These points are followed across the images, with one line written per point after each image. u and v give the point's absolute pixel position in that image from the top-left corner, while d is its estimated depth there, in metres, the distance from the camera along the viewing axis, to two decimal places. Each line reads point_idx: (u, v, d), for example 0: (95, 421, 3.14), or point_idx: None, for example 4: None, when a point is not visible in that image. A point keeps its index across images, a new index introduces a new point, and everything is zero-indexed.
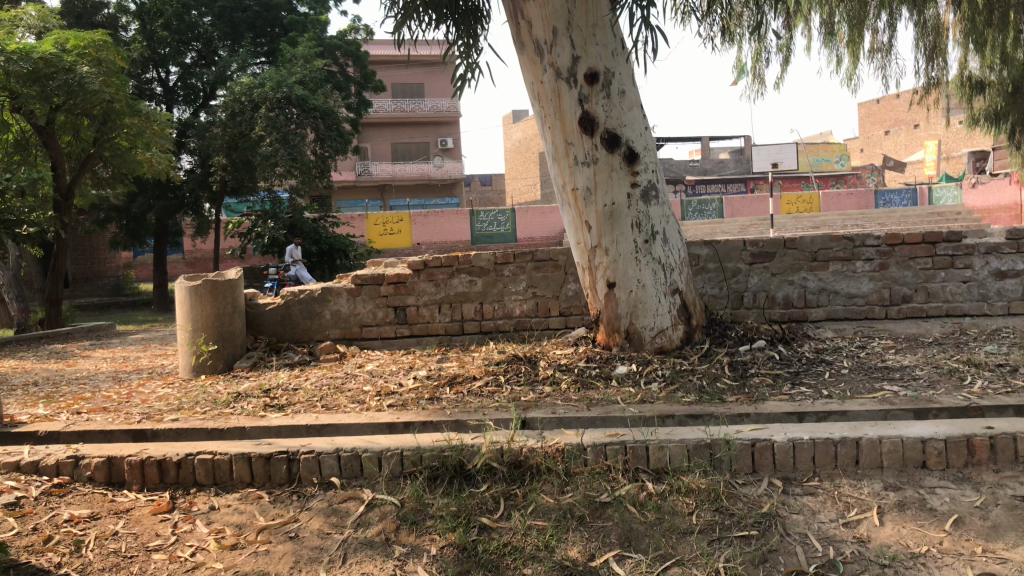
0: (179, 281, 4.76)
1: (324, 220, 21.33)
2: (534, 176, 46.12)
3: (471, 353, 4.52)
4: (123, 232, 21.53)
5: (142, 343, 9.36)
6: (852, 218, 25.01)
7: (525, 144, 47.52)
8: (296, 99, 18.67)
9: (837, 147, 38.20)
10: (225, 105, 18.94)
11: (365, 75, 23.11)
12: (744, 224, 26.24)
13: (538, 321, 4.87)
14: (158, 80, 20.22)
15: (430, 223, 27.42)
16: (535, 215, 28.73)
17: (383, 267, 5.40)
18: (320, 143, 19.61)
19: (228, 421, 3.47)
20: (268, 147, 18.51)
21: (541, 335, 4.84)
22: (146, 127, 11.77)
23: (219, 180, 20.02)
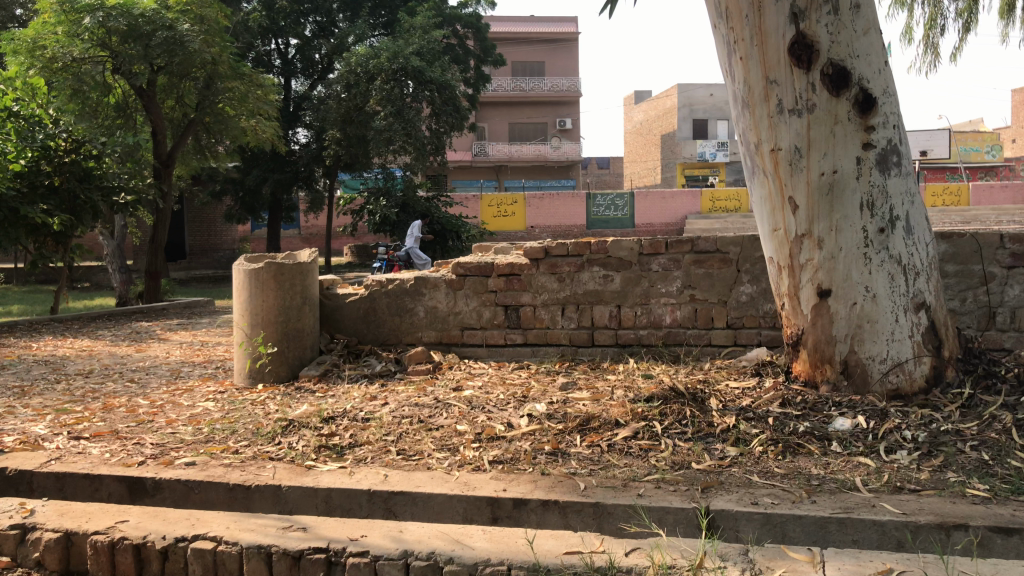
0: (239, 263, 3.76)
1: (437, 198, 20.55)
2: (654, 159, 44.40)
3: (604, 377, 3.33)
4: (238, 205, 21.28)
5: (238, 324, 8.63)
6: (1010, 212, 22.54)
7: (647, 126, 45.76)
8: (412, 71, 17.83)
9: (989, 136, 33.50)
10: (341, 76, 18.23)
11: (484, 48, 22.09)
12: None
13: (695, 335, 3.63)
14: (277, 50, 19.77)
15: (545, 206, 26.60)
16: (655, 200, 27.51)
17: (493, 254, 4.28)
18: (436, 118, 18.83)
19: (260, 472, 2.39)
20: (383, 121, 17.84)
21: (699, 354, 3.59)
22: (250, 91, 10.99)
23: (332, 155, 19.12)
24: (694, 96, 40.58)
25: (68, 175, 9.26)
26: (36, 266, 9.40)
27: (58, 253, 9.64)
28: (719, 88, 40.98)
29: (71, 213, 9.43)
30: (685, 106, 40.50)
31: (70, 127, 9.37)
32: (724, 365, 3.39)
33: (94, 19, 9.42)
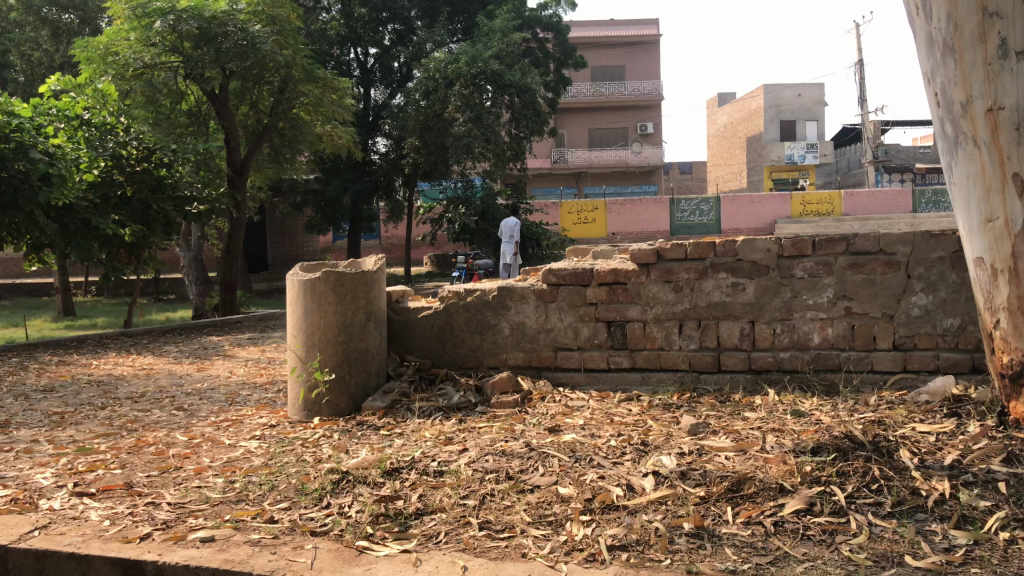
0: (292, 274, 3.16)
1: (518, 206, 20.03)
2: (739, 162, 43.04)
3: (743, 417, 2.62)
4: (318, 216, 21.04)
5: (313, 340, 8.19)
6: None
7: (732, 129, 44.41)
8: (491, 74, 17.32)
9: None
10: (419, 84, 17.71)
11: (565, 50, 21.40)
12: None
13: (853, 358, 2.87)
14: (355, 59, 19.50)
15: (625, 212, 25.92)
16: (742, 204, 26.59)
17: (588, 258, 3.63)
18: (516, 123, 18.36)
19: (298, 556, 1.76)
20: (461, 128, 17.39)
21: (860, 382, 2.84)
22: (324, 95, 10.56)
23: (411, 164, 18.79)
24: (781, 97, 39.07)
25: (139, 185, 8.98)
26: (108, 278, 8.99)
27: (131, 264, 9.36)
28: (808, 87, 39.29)
29: (143, 224, 9.13)
30: (772, 107, 39.03)
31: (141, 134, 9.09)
32: (897, 399, 2.63)
33: (164, 22, 9.09)
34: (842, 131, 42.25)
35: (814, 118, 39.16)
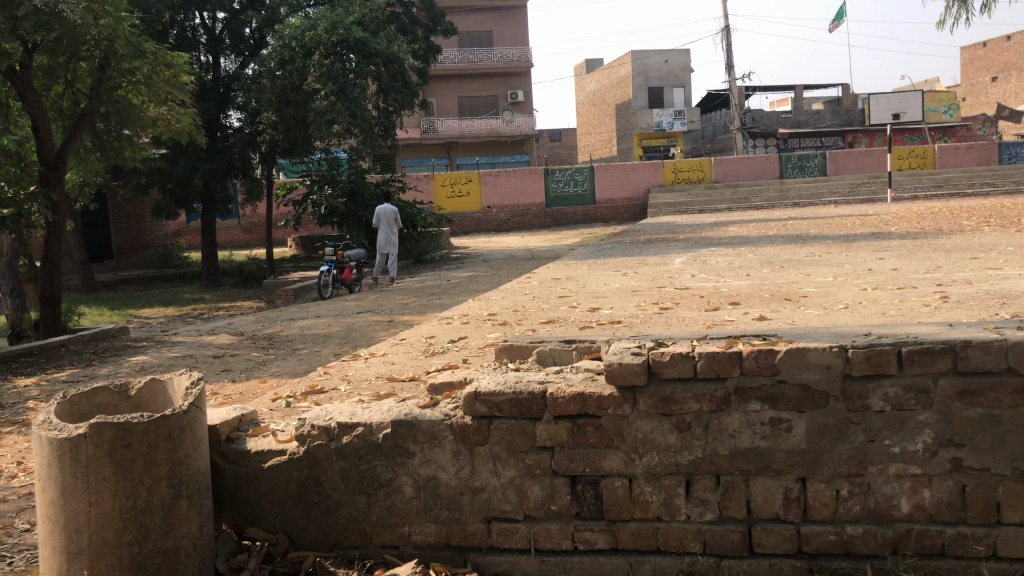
0: (47, 430, 2.56)
1: (390, 184, 18.83)
2: (609, 129, 42.78)
3: None
4: (166, 199, 18.93)
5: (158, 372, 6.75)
6: None
7: (600, 95, 43.99)
8: (355, 43, 15.87)
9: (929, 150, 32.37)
10: (272, 51, 16.08)
11: (434, 16, 20.09)
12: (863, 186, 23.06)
13: (955, 525, 2.57)
14: (201, 24, 17.56)
15: (499, 184, 29.70)
16: (616, 174, 30.47)
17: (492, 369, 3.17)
18: (383, 95, 16.88)
19: None
20: (323, 101, 15.83)
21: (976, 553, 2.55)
22: (155, 72, 8.93)
23: (268, 141, 17.17)
24: (649, 62, 39.13)
25: None
26: None
27: None
28: (675, 54, 39.57)
29: None
30: (641, 74, 39.03)
31: None
32: None
33: None
34: (707, 96, 42.54)
35: (681, 85, 39.59)
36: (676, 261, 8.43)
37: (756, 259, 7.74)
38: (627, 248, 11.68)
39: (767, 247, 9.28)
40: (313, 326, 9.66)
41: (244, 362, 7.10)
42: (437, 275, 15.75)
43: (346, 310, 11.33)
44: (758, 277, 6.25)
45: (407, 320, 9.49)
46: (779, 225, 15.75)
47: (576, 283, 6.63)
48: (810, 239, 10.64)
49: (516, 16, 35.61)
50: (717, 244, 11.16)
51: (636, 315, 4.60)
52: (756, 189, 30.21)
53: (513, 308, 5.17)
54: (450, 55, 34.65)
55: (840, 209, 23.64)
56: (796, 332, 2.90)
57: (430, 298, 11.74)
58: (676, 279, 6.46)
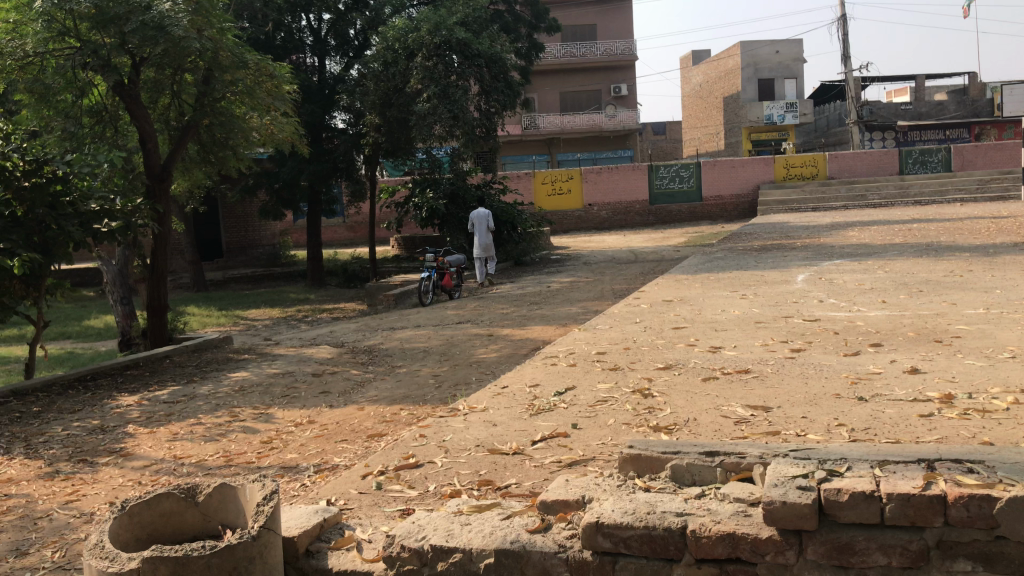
0: (97, 562, 2.45)
1: (491, 186, 18.64)
2: (715, 123, 41.59)
3: None
4: (273, 200, 19.20)
5: (257, 392, 6.62)
6: None
7: (706, 88, 42.82)
8: (457, 44, 15.72)
9: None
10: (375, 53, 16.25)
11: (537, 13, 19.78)
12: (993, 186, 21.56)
13: None
14: (307, 26, 17.75)
15: (601, 181, 29.17)
16: (723, 170, 29.35)
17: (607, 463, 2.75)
18: (485, 96, 16.58)
19: None
20: (425, 104, 15.72)
21: None
22: (257, 83, 8.93)
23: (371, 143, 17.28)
24: (759, 54, 37.84)
25: (31, 204, 7.05)
26: None
27: (27, 297, 7.50)
28: (786, 44, 38.03)
29: (39, 251, 7.20)
30: (750, 65, 37.71)
31: (26, 143, 7.26)
32: None
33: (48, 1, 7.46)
34: (820, 88, 40.82)
35: (792, 76, 37.97)
36: (796, 278, 7.82)
37: (887, 280, 7.08)
38: (740, 257, 11.07)
39: (896, 262, 8.56)
40: (412, 339, 9.44)
41: (344, 382, 6.90)
42: (539, 279, 15.43)
43: (446, 319, 11.10)
44: (895, 307, 5.63)
45: (508, 334, 9.17)
46: (903, 230, 14.77)
47: (689, 307, 6.16)
48: (943, 251, 9.82)
49: (621, 9, 34.95)
50: (837, 254, 10.45)
51: (762, 359, 4.10)
52: (873, 186, 28.72)
53: (623, 342, 4.75)
54: (553, 50, 34.30)
55: (966, 209, 22.16)
56: (996, 457, 2.41)
57: (531, 307, 11.41)
58: (801, 306, 5.90)
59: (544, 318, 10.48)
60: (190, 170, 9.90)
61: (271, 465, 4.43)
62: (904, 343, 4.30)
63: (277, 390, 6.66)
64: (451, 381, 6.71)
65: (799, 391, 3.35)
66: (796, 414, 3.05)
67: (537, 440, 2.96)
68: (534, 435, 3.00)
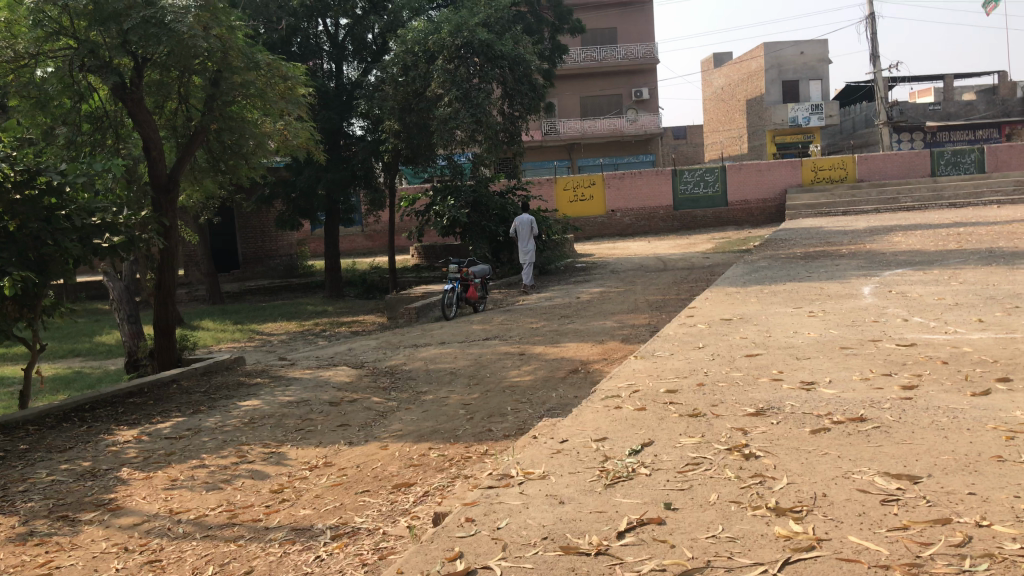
0: None
1: (513, 193, 18.04)
2: (739, 126, 40.81)
3: None
4: (289, 209, 18.63)
5: (269, 425, 5.95)
6: None
7: (729, 91, 42.05)
8: (479, 45, 15.09)
9: None
10: (395, 58, 15.77)
11: (560, 14, 19.20)
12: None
13: None
14: (324, 31, 17.28)
15: (625, 187, 28.48)
16: (749, 174, 28.55)
17: (727, 557, 2.00)
18: (508, 99, 15.92)
19: None
20: (446, 108, 15.16)
21: None
22: (269, 85, 8.31)
23: (391, 149, 16.81)
24: (783, 55, 37.04)
25: (26, 219, 6.40)
26: None
27: (22, 319, 6.83)
28: (810, 45, 37.19)
29: (34, 270, 6.54)
30: (774, 67, 36.90)
31: (19, 151, 6.62)
32: None
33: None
34: (846, 89, 39.92)
35: (817, 77, 37.09)
36: (860, 291, 7.09)
37: (968, 293, 6.34)
38: (786, 266, 10.34)
39: (965, 272, 7.82)
40: (436, 360, 8.75)
41: (366, 413, 6.24)
42: (566, 290, 14.76)
43: (472, 336, 10.42)
44: (997, 327, 4.88)
45: (541, 353, 8.48)
46: (951, 234, 13.99)
47: (753, 328, 5.44)
48: (1010, 258, 9.06)
49: (642, 12, 34.32)
50: (892, 262, 9.72)
51: (872, 400, 3.37)
52: (905, 188, 27.85)
53: (692, 376, 4.04)
54: (573, 54, 33.71)
55: (1007, 212, 21.32)
56: None
57: (563, 321, 10.72)
58: (883, 327, 5.17)
59: (576, 334, 9.77)
60: (199, 180, 9.31)
61: (282, 527, 3.74)
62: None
63: (291, 422, 5.99)
64: (483, 410, 6.02)
65: (942, 451, 2.65)
66: (957, 483, 2.37)
67: (622, 530, 2.19)
68: (618, 522, 2.25)
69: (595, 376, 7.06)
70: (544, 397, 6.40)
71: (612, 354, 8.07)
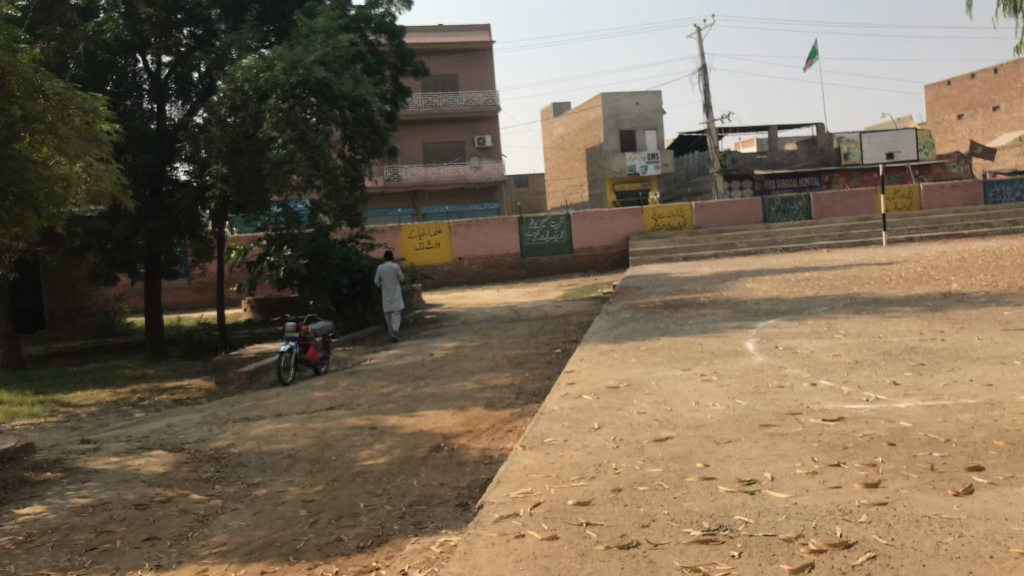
0: None
1: (354, 242, 17.49)
2: (580, 175, 41.39)
3: None
4: (103, 262, 16.74)
5: (49, 546, 4.61)
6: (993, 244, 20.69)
7: (569, 140, 42.66)
8: (317, 84, 14.12)
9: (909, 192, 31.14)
10: (223, 98, 14.52)
11: (402, 55, 18.50)
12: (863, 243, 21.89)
13: None
14: (144, 69, 15.81)
15: (472, 235, 27.94)
16: (593, 221, 28.64)
17: None
18: (349, 142, 14.94)
19: None
20: (281, 150, 13.99)
21: None
22: (61, 119, 7.00)
23: (219, 196, 15.44)
24: (620, 106, 37.96)
25: None
26: None
27: None
28: (645, 96, 38.33)
29: None
30: (611, 117, 37.74)
31: None
32: None
33: None
34: (679, 139, 41.35)
35: (652, 127, 38.21)
36: (745, 346, 6.53)
37: (861, 348, 5.87)
38: (649, 316, 9.84)
39: (841, 323, 7.48)
40: (272, 439, 7.52)
41: (184, 519, 5.02)
42: (418, 345, 13.77)
43: (313, 406, 9.22)
44: (920, 393, 4.31)
45: (395, 428, 7.44)
46: (799, 280, 14.11)
47: (648, 400, 4.66)
48: (874, 305, 8.92)
49: (482, 60, 34.26)
50: (759, 312, 9.38)
51: (840, 509, 2.62)
52: (740, 234, 28.69)
53: (601, 476, 3.19)
54: (415, 100, 33.09)
55: (840, 257, 22.27)
56: None
57: (417, 383, 9.72)
58: (796, 395, 4.50)
59: (433, 399, 8.79)
60: None
61: None
62: (1004, 460, 3.00)
63: (80, 540, 4.67)
64: (330, 510, 4.92)
65: None
66: None
67: None
68: None
69: (459, 455, 6.11)
70: (402, 486, 5.37)
71: (476, 424, 7.16)
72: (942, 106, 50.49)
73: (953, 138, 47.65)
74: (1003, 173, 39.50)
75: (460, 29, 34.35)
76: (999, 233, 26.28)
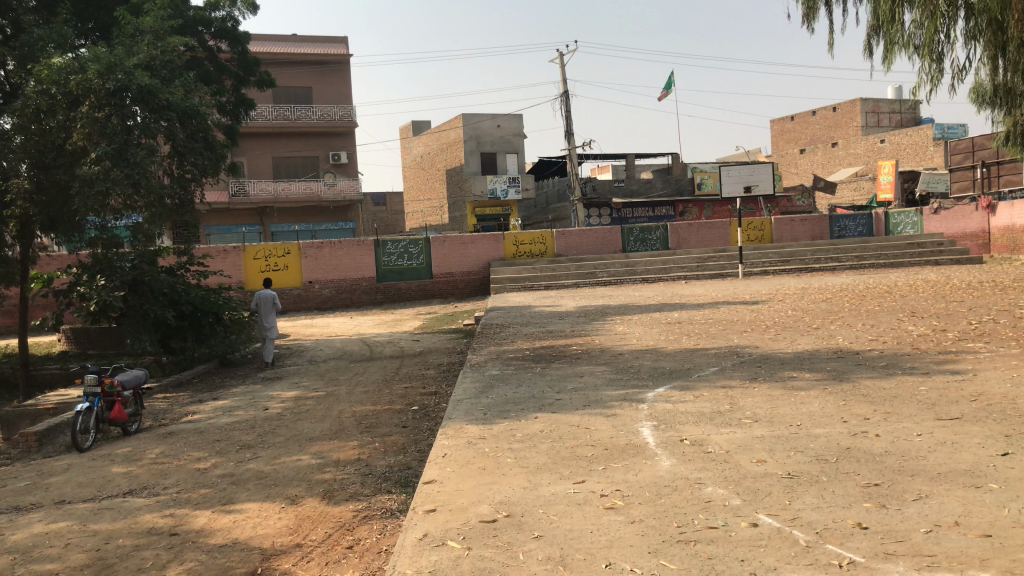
0: None
1: (184, 268, 15.45)
2: (439, 195, 40.13)
3: None
4: None
5: None
6: (852, 281, 20.88)
7: (428, 159, 41.26)
8: (139, 91, 12.15)
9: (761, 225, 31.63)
10: (25, 101, 12.34)
11: (245, 63, 16.72)
12: (725, 287, 21.71)
13: None
14: None
15: (323, 257, 26.08)
16: (453, 247, 27.33)
17: None
18: (178, 158, 13.07)
19: None
20: (92, 166, 11.90)
21: None
22: None
23: (19, 213, 13.26)
24: (481, 127, 36.99)
25: None
26: None
27: None
28: (506, 118, 37.58)
29: None
30: (472, 138, 36.74)
31: None
32: None
33: None
34: (540, 163, 40.85)
35: (514, 150, 37.46)
36: (643, 438, 5.31)
37: (786, 451, 4.78)
38: (520, 374, 8.55)
39: (743, 398, 6.41)
40: (33, 553, 5.64)
41: None
42: (251, 395, 11.95)
43: (104, 491, 7.32)
44: (904, 552, 3.18)
45: (201, 537, 5.73)
46: (671, 323, 13.26)
47: (540, 559, 3.33)
48: (767, 367, 7.97)
49: (338, 72, 32.47)
50: (641, 371, 8.27)
51: None
52: (600, 262, 28.05)
53: None
54: (264, 111, 30.97)
55: (705, 290, 21.99)
56: None
57: (242, 458, 8.02)
58: (741, 552, 3.28)
59: (259, 484, 7.12)
60: None
61: None
62: None
63: None
64: None
65: None
66: None
67: None
68: None
69: None
70: None
71: (307, 533, 5.62)
72: (786, 140, 52.83)
73: (798, 171, 49.75)
74: (843, 207, 41.20)
75: (314, 38, 32.33)
76: (846, 269, 26.91)
